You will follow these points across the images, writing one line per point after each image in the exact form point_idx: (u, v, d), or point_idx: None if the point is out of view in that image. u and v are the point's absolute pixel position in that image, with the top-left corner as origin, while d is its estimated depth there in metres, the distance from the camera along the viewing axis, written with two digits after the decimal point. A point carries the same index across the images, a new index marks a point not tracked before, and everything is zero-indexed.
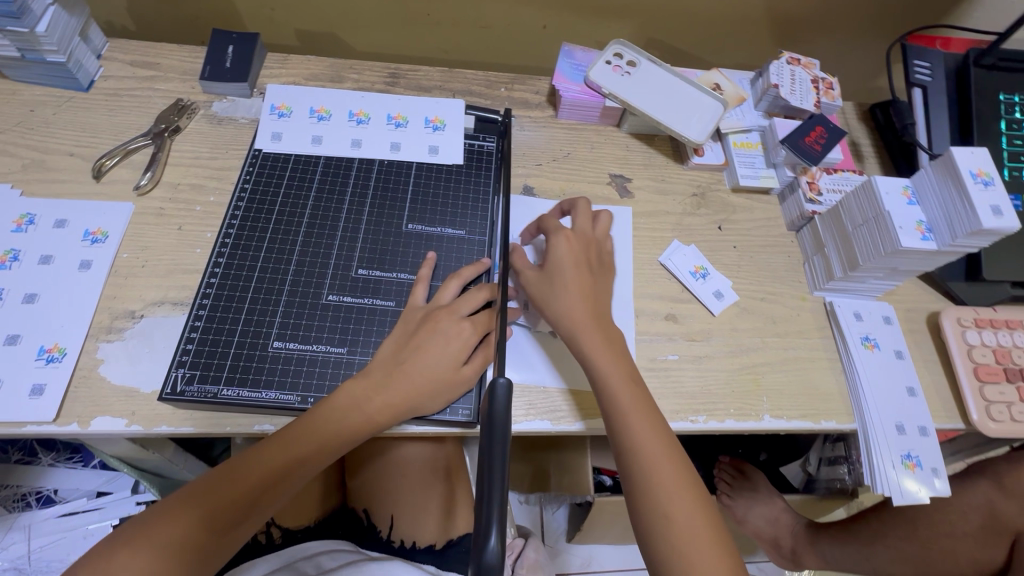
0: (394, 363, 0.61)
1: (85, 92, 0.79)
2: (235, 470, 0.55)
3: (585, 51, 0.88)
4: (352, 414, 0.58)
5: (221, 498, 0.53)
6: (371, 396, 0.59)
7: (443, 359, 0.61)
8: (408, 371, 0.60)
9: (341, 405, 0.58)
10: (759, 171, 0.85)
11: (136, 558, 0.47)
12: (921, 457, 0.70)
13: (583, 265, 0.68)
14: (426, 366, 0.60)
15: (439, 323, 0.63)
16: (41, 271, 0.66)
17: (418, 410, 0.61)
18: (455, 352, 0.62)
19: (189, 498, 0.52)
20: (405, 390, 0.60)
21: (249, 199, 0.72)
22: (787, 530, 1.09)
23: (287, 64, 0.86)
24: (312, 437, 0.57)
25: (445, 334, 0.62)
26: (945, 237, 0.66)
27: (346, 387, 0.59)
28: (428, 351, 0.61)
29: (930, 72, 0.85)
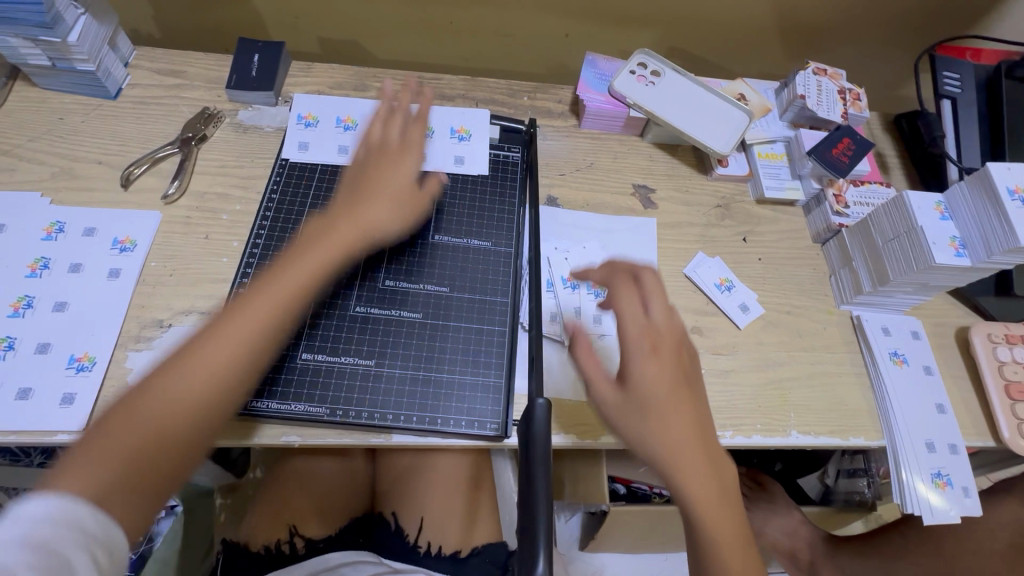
0: (351, 190, 0.65)
1: (113, 100, 0.80)
2: (212, 329, 0.52)
3: (609, 60, 0.88)
4: (314, 245, 0.60)
5: (196, 373, 0.50)
6: (333, 221, 0.62)
7: (396, 174, 0.67)
8: (368, 197, 0.64)
9: (310, 235, 0.61)
10: (784, 182, 0.85)
11: (104, 463, 0.45)
12: (951, 476, 0.69)
13: (677, 380, 0.55)
14: (383, 179, 0.66)
15: (394, 154, 0.68)
16: (71, 279, 0.66)
17: (383, 224, 0.64)
18: (410, 169, 0.68)
19: (162, 373, 0.50)
20: (357, 225, 0.62)
21: (277, 208, 0.72)
22: (805, 543, 1.05)
23: (311, 72, 0.86)
24: (260, 304, 0.54)
25: (395, 158, 0.68)
26: (979, 254, 0.65)
27: (314, 223, 0.63)
28: (386, 169, 0.67)
29: (960, 83, 0.84)
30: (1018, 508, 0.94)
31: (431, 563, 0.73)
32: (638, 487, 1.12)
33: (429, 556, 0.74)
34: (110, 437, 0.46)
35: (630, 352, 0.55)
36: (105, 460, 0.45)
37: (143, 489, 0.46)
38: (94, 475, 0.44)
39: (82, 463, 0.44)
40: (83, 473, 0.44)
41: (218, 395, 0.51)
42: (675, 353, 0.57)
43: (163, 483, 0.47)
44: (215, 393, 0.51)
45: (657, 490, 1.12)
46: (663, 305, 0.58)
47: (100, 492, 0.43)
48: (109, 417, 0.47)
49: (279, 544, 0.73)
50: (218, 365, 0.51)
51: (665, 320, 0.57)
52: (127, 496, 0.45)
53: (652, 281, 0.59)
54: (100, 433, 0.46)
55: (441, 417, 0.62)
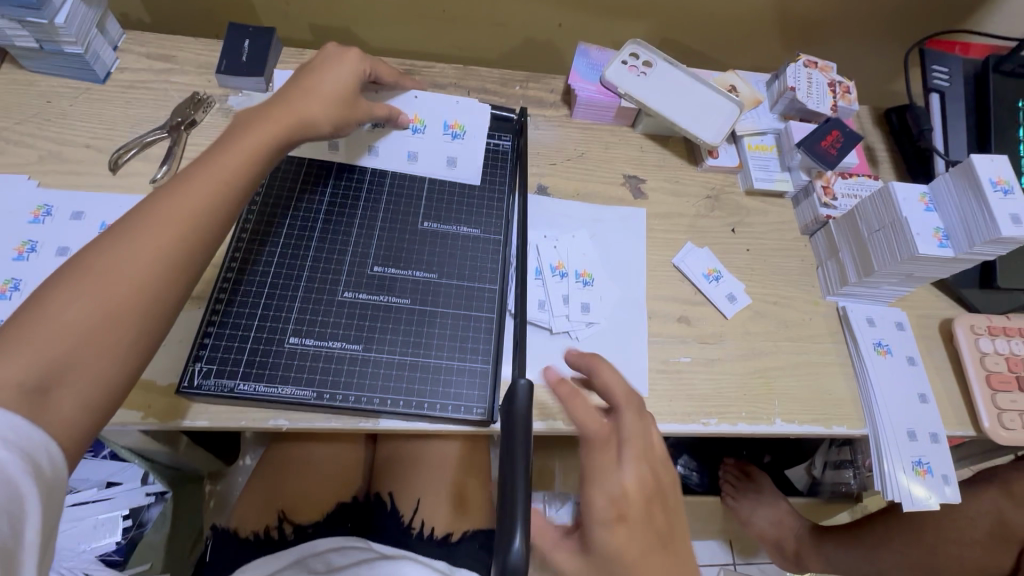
0: (284, 93, 0.64)
1: (102, 84, 0.79)
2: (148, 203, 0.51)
3: (601, 50, 0.88)
4: (253, 128, 0.59)
5: (135, 250, 0.48)
6: (273, 109, 0.61)
7: (330, 78, 0.66)
8: (300, 97, 0.63)
9: (238, 126, 0.60)
10: (773, 174, 0.85)
11: (25, 355, 0.42)
12: (931, 464, 0.70)
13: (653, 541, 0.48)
14: (317, 86, 0.65)
15: (330, 58, 0.68)
16: (58, 262, 0.66)
17: (317, 117, 0.64)
18: (346, 76, 0.67)
19: (100, 249, 0.48)
20: (297, 112, 0.62)
21: (266, 192, 0.72)
22: (791, 531, 1.09)
23: (303, 59, 0.86)
24: (196, 189, 0.53)
25: (332, 64, 0.67)
26: (962, 245, 0.66)
27: (241, 115, 0.61)
28: (321, 72, 0.66)
29: (948, 77, 0.85)
30: (998, 498, 0.93)
31: (420, 547, 0.73)
32: None
33: (422, 537, 0.75)
34: (44, 314, 0.44)
35: (589, 515, 0.48)
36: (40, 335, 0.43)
37: (93, 375, 0.45)
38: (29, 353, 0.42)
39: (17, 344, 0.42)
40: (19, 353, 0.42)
41: (160, 273, 0.49)
42: (642, 466, 0.50)
43: (112, 364, 0.46)
44: (153, 285, 0.48)
45: None
46: (635, 415, 0.52)
47: (41, 372, 0.42)
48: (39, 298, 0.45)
49: (268, 530, 0.74)
50: (165, 242, 0.49)
51: (628, 425, 0.51)
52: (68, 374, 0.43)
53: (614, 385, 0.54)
54: (36, 311, 0.44)
55: (428, 402, 0.63)
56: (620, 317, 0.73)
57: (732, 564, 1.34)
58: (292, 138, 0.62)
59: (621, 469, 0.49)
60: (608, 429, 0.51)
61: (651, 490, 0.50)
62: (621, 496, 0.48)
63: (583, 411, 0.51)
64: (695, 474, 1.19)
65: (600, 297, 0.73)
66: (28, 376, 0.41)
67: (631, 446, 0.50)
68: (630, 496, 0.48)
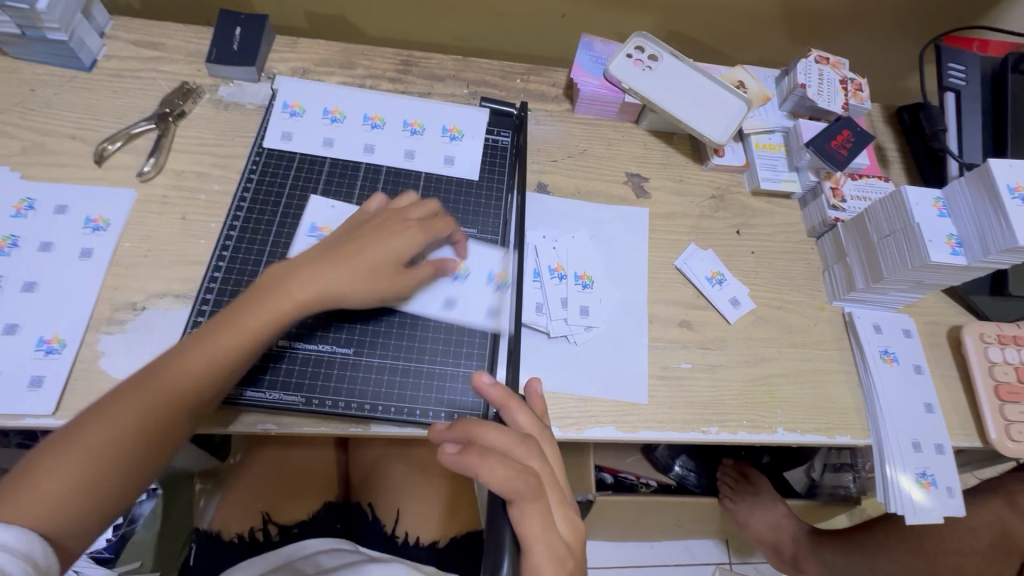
0: (326, 251, 0.59)
1: (88, 72, 0.76)
2: (154, 368, 0.51)
3: (605, 43, 0.84)
4: (276, 294, 0.55)
5: (122, 418, 0.48)
6: (305, 272, 0.57)
7: (381, 253, 0.59)
8: (345, 258, 0.58)
9: (261, 290, 0.56)
10: (780, 174, 0.82)
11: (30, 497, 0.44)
12: (936, 476, 0.68)
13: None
14: (366, 257, 0.58)
15: (383, 223, 0.61)
16: (41, 259, 0.64)
17: (352, 301, 0.58)
18: (399, 254, 0.59)
19: (93, 416, 0.48)
20: (336, 275, 0.57)
21: (256, 189, 0.70)
22: (788, 535, 1.07)
23: (297, 47, 0.83)
24: (220, 339, 0.53)
25: (387, 231, 0.60)
26: (976, 253, 0.63)
27: (269, 273, 0.57)
28: (372, 240, 0.59)
29: (964, 76, 0.82)
30: (999, 507, 0.93)
31: (410, 553, 0.74)
32: (625, 477, 1.12)
33: (408, 545, 0.75)
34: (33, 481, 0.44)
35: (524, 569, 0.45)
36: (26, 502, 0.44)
37: (82, 516, 0.46)
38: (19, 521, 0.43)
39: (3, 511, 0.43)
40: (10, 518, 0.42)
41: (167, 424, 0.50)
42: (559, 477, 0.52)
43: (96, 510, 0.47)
44: (150, 435, 0.49)
45: (643, 480, 1.12)
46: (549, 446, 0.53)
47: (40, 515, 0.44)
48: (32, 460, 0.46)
49: (253, 531, 0.75)
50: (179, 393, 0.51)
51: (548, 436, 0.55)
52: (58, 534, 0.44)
53: (537, 403, 0.57)
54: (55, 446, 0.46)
55: (421, 409, 0.61)
56: (619, 323, 0.71)
57: (729, 564, 1.33)
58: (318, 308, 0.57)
59: (550, 476, 0.49)
60: (535, 430, 0.53)
61: (570, 506, 0.50)
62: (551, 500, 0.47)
63: (515, 410, 0.53)
64: (693, 475, 1.18)
65: (600, 300, 0.71)
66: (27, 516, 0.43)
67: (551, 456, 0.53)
68: (554, 503, 0.48)
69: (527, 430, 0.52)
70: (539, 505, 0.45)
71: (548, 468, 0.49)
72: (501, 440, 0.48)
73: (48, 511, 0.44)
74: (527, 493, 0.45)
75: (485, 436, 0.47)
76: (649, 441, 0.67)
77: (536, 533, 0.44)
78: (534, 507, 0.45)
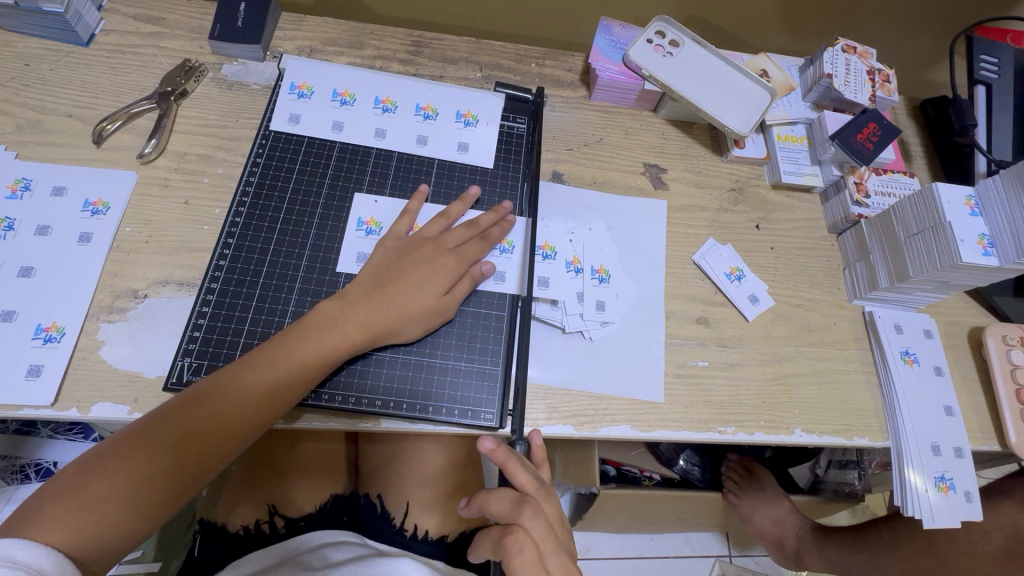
0: (376, 284, 0.60)
1: (86, 48, 0.73)
2: (208, 388, 0.52)
3: (625, 26, 0.81)
4: (331, 329, 0.56)
5: (176, 436, 0.50)
6: (357, 308, 0.58)
7: (426, 289, 0.60)
8: (394, 293, 0.59)
9: (316, 324, 0.57)
10: (803, 167, 0.80)
11: (80, 511, 0.45)
12: (955, 480, 0.67)
13: None
14: (409, 291, 0.60)
15: (423, 253, 0.62)
16: (38, 243, 0.61)
17: (400, 335, 0.59)
18: (439, 286, 0.61)
19: (145, 428, 0.49)
20: (388, 311, 0.58)
21: (263, 173, 0.67)
22: (793, 531, 1.09)
23: (303, 26, 0.79)
24: (276, 366, 0.54)
25: (428, 264, 0.62)
26: (1010, 254, 0.61)
27: (323, 305, 0.58)
28: (416, 276, 0.61)
29: (996, 68, 0.80)
30: (1015, 512, 0.90)
31: (417, 547, 0.73)
32: (628, 469, 1.11)
33: (416, 540, 0.74)
34: (83, 488, 0.46)
35: None
36: (72, 509, 0.45)
37: (124, 532, 0.47)
38: (63, 528, 0.44)
39: (51, 516, 0.44)
40: (56, 526, 0.44)
41: (216, 446, 0.51)
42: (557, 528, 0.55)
43: (137, 527, 0.48)
44: (198, 458, 0.51)
45: (647, 473, 1.11)
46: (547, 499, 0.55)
47: (86, 532, 0.45)
48: (83, 465, 0.47)
49: (258, 524, 0.73)
50: (231, 417, 0.52)
51: (547, 487, 0.57)
52: (90, 549, 0.45)
53: (537, 452, 0.59)
54: (107, 459, 0.47)
55: (433, 405, 0.60)
56: (635, 319, 0.69)
57: (728, 556, 1.33)
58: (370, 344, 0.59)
59: (547, 532, 0.52)
60: (534, 486, 0.54)
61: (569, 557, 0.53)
62: (546, 557, 0.51)
63: (516, 469, 0.52)
64: (698, 470, 1.18)
65: (616, 295, 0.69)
66: (72, 530, 0.44)
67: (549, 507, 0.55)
68: (551, 558, 0.51)
69: (527, 487, 0.54)
70: (533, 563, 0.50)
71: (545, 523, 0.52)
72: (500, 506, 0.52)
73: (94, 526, 0.45)
74: (519, 553, 0.50)
75: (486, 503, 0.53)
76: (664, 441, 0.65)
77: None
78: (527, 566, 0.50)
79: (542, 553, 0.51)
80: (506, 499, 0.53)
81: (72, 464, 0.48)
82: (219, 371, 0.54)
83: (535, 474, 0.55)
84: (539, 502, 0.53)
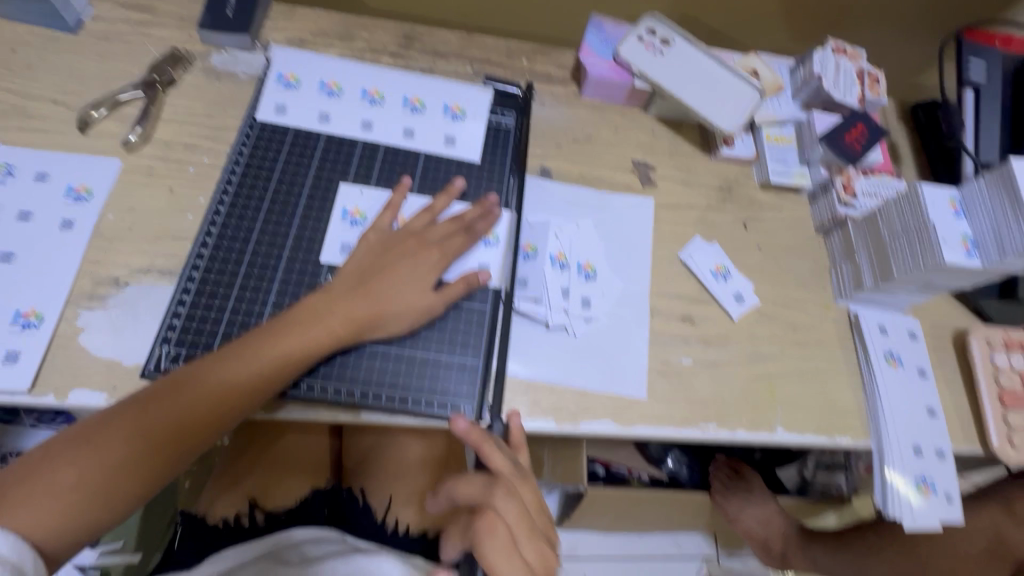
0: (360, 279, 0.60)
1: (74, 34, 0.73)
2: (182, 379, 0.52)
3: (616, 24, 0.81)
4: (315, 322, 0.56)
5: (146, 427, 0.49)
6: (341, 302, 0.58)
7: (412, 284, 0.60)
8: (378, 288, 0.59)
9: (297, 317, 0.56)
10: (791, 168, 0.80)
11: (43, 500, 0.45)
12: (935, 481, 0.67)
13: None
14: (393, 286, 0.60)
15: (408, 248, 0.62)
16: (19, 228, 0.61)
17: (384, 330, 0.59)
18: (424, 282, 0.61)
19: (116, 417, 0.49)
20: (372, 305, 0.58)
21: (247, 163, 0.67)
22: (778, 532, 1.07)
23: (294, 17, 0.79)
24: (253, 359, 0.53)
25: (413, 259, 0.62)
26: (991, 255, 0.62)
27: (309, 299, 0.58)
28: (401, 271, 0.61)
29: (986, 72, 0.81)
30: (997, 515, 0.91)
31: (397, 542, 0.72)
32: (617, 470, 1.10)
33: (396, 535, 0.73)
34: (50, 475, 0.46)
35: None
36: (38, 496, 0.45)
37: (89, 521, 0.47)
38: (29, 515, 0.44)
39: (17, 501, 0.44)
40: (21, 514, 0.44)
41: (188, 437, 0.51)
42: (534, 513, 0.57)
43: (104, 516, 0.48)
44: (170, 449, 0.50)
45: (635, 473, 1.11)
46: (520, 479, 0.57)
47: (50, 520, 0.45)
48: (52, 450, 0.47)
49: (237, 518, 0.72)
50: (206, 408, 0.52)
51: (523, 472, 0.58)
52: (56, 536, 0.45)
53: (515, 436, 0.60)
54: (76, 447, 0.47)
55: (413, 398, 0.59)
56: (620, 315, 0.69)
57: (715, 557, 1.33)
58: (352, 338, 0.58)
59: (519, 517, 0.54)
60: (509, 469, 0.56)
61: (543, 541, 0.55)
62: (517, 537, 0.53)
63: (490, 451, 0.55)
64: (685, 468, 1.16)
65: (602, 291, 0.69)
66: (35, 518, 0.44)
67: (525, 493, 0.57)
68: (522, 538, 0.54)
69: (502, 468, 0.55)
70: (502, 542, 0.53)
71: (517, 507, 0.55)
72: (469, 489, 0.57)
73: (58, 514, 0.45)
74: (489, 532, 0.53)
75: (459, 488, 0.57)
76: (645, 438, 0.65)
77: (501, 567, 0.52)
78: (494, 547, 0.53)
79: (514, 536, 0.53)
80: (474, 483, 0.57)
81: (41, 448, 0.48)
82: (195, 362, 0.53)
83: (511, 459, 0.57)
84: (508, 484, 0.56)
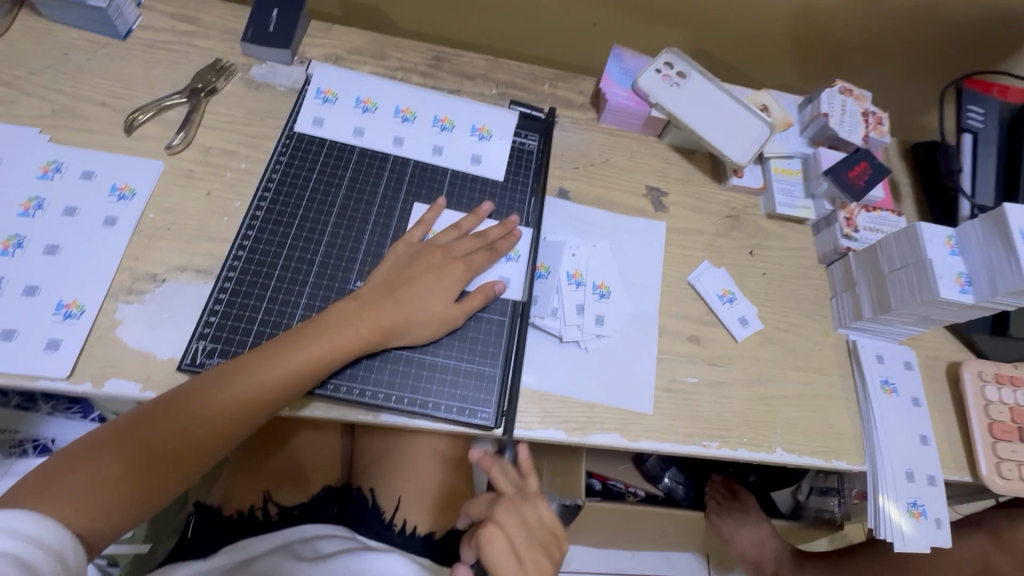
0: (386, 289, 0.63)
1: (123, 41, 0.76)
2: (217, 379, 0.54)
3: (635, 56, 0.85)
4: (345, 328, 0.59)
5: (182, 423, 0.52)
6: (369, 309, 0.61)
7: (434, 295, 0.64)
8: (403, 296, 0.62)
9: (328, 323, 0.59)
10: (796, 200, 0.84)
11: (85, 488, 0.47)
12: (926, 506, 0.70)
13: None
14: (416, 293, 0.63)
15: (433, 260, 0.66)
16: (65, 223, 0.64)
17: (407, 337, 0.62)
18: (446, 292, 0.64)
19: (155, 413, 0.52)
20: (397, 314, 0.61)
21: (284, 170, 0.71)
22: (771, 555, 1.10)
23: (331, 34, 0.83)
24: (286, 361, 0.56)
25: (437, 270, 0.65)
26: (985, 292, 0.66)
27: (337, 306, 0.61)
28: (421, 282, 0.64)
29: (983, 119, 0.85)
30: (985, 544, 0.93)
31: (403, 542, 0.75)
32: (614, 485, 1.12)
33: None
34: (93, 467, 0.48)
35: None
36: (82, 488, 0.47)
37: (127, 511, 0.49)
38: (74, 506, 0.47)
39: (62, 493, 0.47)
40: (66, 503, 0.46)
41: (221, 434, 0.54)
42: (540, 530, 0.61)
43: (139, 507, 0.50)
44: (204, 444, 0.53)
45: (632, 488, 1.12)
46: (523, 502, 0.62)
47: (93, 510, 0.47)
48: (95, 443, 0.50)
49: (252, 510, 0.75)
50: (239, 406, 0.54)
51: (529, 496, 0.63)
52: (97, 527, 0.48)
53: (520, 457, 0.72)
54: (119, 440, 0.50)
55: (433, 401, 0.62)
56: (632, 331, 0.73)
57: None
58: (377, 346, 0.61)
59: (518, 530, 0.59)
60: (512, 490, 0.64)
61: (542, 555, 0.59)
62: (517, 546, 0.58)
63: (495, 472, 0.65)
64: (681, 487, 1.18)
65: (615, 310, 0.73)
66: (76, 509, 0.47)
67: (529, 512, 0.62)
68: (521, 548, 0.58)
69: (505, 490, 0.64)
70: (503, 551, 0.57)
71: (518, 522, 0.60)
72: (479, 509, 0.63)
73: (100, 503, 0.48)
74: (491, 543, 0.57)
75: (470, 508, 0.65)
76: (650, 451, 0.68)
77: (500, 570, 0.56)
78: (497, 553, 0.57)
79: (512, 545, 0.58)
80: (485, 501, 0.64)
81: (83, 442, 0.50)
82: (230, 362, 0.56)
83: (516, 482, 0.65)
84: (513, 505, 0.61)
